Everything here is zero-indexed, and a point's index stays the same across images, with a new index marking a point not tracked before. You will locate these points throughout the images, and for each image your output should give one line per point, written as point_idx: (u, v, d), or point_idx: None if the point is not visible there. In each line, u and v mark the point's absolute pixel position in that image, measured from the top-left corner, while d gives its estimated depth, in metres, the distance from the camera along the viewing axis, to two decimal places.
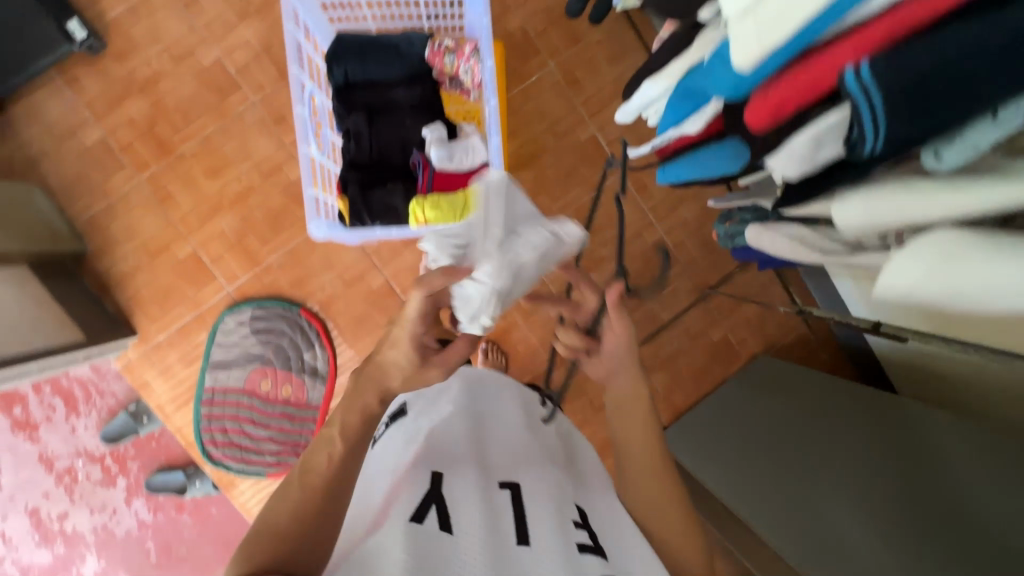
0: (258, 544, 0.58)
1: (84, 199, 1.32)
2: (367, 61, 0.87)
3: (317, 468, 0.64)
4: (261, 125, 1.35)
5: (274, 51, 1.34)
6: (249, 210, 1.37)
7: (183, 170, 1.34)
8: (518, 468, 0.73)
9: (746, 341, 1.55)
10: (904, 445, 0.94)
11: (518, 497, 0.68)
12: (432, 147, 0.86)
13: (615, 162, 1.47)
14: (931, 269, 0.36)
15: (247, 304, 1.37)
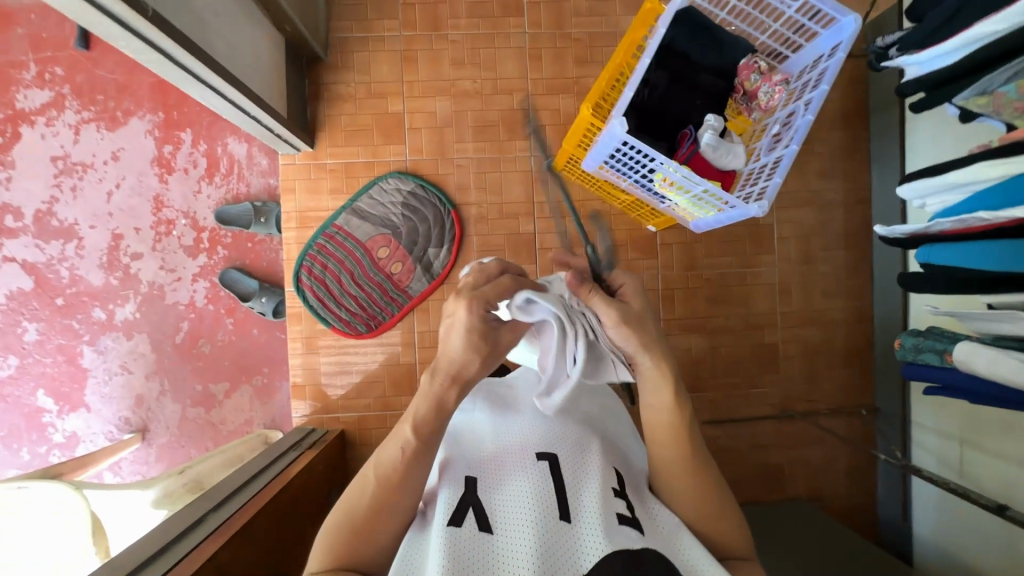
0: (342, 536, 0.72)
1: (350, 21, 1.45)
2: (694, 41, 0.97)
3: (388, 463, 0.74)
4: (519, 52, 1.48)
5: (566, 5, 1.48)
6: (465, 109, 1.47)
7: (437, 48, 1.46)
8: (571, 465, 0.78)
9: (795, 479, 1.53)
10: None
11: (569, 494, 0.74)
12: (707, 132, 0.93)
13: (775, 256, 1.53)
14: None
15: (414, 178, 1.45)
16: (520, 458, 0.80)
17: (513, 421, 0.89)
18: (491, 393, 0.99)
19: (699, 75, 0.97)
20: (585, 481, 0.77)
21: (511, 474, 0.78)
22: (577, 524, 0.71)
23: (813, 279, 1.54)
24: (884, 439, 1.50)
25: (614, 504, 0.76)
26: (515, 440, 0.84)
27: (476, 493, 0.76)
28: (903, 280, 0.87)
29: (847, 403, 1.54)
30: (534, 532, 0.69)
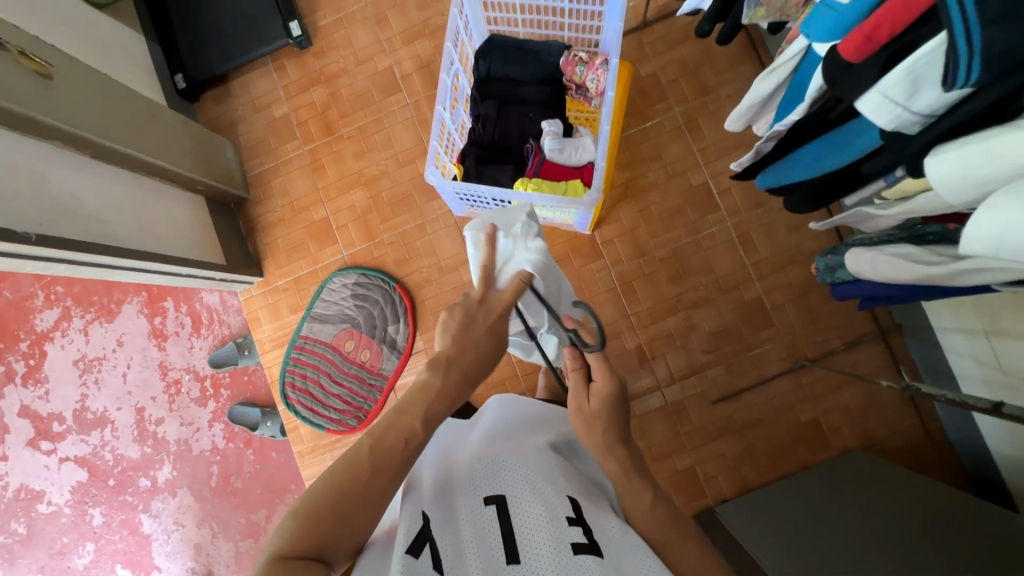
0: (318, 525, 0.60)
1: (259, 158, 1.60)
2: (509, 62, 0.99)
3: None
4: (407, 124, 1.56)
5: (434, 67, 1.56)
6: (378, 191, 1.56)
7: (337, 149, 1.58)
8: (536, 495, 0.70)
9: (839, 430, 1.38)
10: (981, 550, 0.87)
11: (533, 524, 0.66)
12: (547, 138, 0.95)
13: (722, 212, 1.45)
14: (966, 168, 0.41)
15: (353, 269, 1.53)
16: (467, 495, 0.71)
17: (473, 451, 0.81)
18: (450, 433, 0.91)
19: (521, 90, 0.99)
20: (543, 509, 0.68)
21: (467, 506, 0.69)
22: (532, 561, 0.62)
23: (773, 219, 1.44)
24: (918, 357, 1.32)
25: (570, 532, 0.65)
26: (472, 475, 0.75)
27: (432, 523, 0.65)
28: (789, 204, 0.80)
29: (864, 332, 1.39)
30: (475, 573, 0.60)
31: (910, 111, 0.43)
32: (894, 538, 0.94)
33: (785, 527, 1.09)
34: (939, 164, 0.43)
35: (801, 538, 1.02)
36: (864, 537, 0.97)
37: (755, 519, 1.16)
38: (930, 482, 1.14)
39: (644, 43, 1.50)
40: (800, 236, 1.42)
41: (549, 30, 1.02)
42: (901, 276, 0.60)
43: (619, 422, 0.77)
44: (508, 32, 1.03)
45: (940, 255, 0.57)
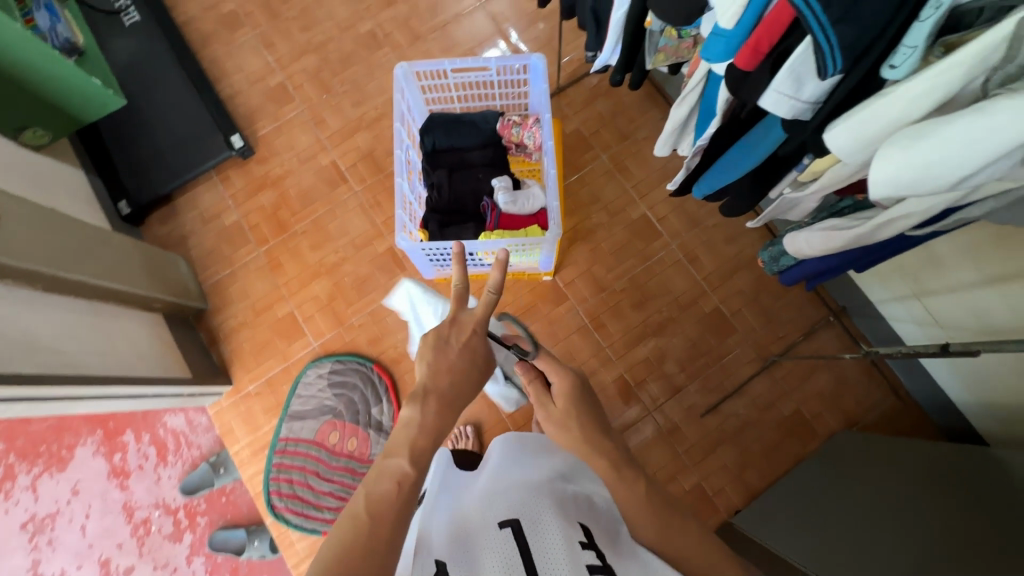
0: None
1: (214, 267, 1.60)
2: (450, 134, 1.09)
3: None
4: (359, 210, 1.63)
5: (376, 155, 1.67)
6: (340, 278, 1.58)
7: (293, 245, 1.61)
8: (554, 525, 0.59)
9: (822, 416, 1.45)
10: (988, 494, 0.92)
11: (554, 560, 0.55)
12: (499, 193, 1.03)
13: (665, 237, 1.58)
14: (848, 122, 0.52)
15: (327, 357, 1.51)
16: (461, 547, 0.59)
17: (463, 502, 0.67)
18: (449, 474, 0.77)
19: (467, 156, 1.08)
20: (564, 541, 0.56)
21: (475, 549, 0.57)
22: None
23: (711, 234, 1.57)
24: (868, 330, 1.44)
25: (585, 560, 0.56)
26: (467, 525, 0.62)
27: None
28: (726, 208, 0.90)
29: (816, 320, 1.50)
30: None
31: (801, 100, 0.53)
32: (910, 505, 0.98)
33: (812, 525, 1.10)
34: (834, 139, 0.53)
35: (830, 528, 1.04)
36: (886, 513, 1.00)
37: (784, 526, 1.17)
38: (923, 444, 1.15)
39: (562, 105, 1.68)
40: (738, 245, 1.55)
41: (482, 101, 1.13)
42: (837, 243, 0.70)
43: (585, 409, 0.83)
44: (445, 109, 1.14)
45: (859, 219, 0.67)
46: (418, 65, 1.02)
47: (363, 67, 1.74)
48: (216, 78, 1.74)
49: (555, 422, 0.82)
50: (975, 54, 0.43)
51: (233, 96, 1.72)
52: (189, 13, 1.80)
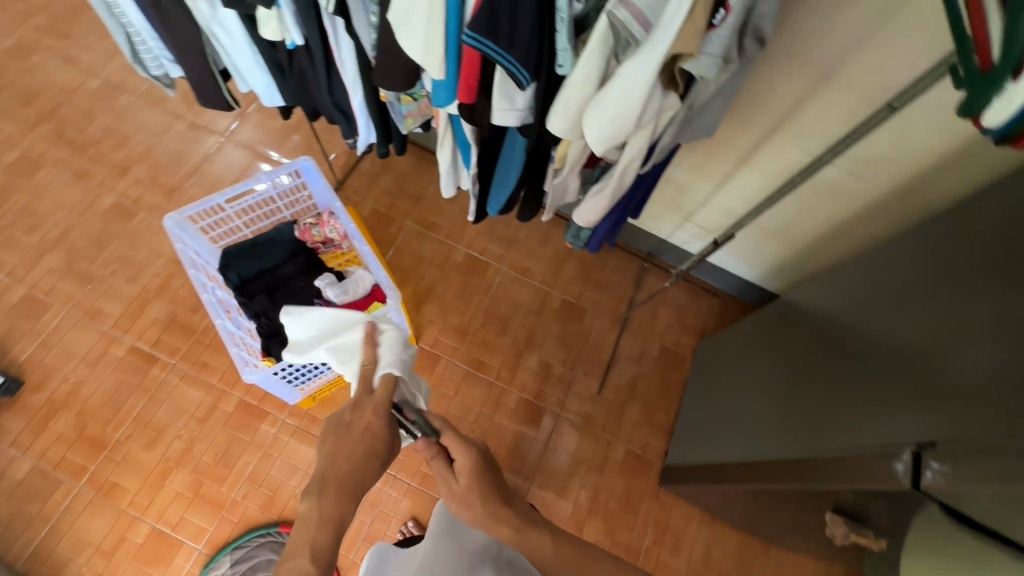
0: None
1: (25, 533, 1.28)
2: (253, 259, 1.07)
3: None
4: (186, 380, 1.46)
5: (181, 318, 1.52)
6: (197, 460, 1.39)
7: (122, 455, 1.37)
8: None
9: (680, 341, 1.70)
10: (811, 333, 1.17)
11: None
12: (328, 290, 1.05)
13: (494, 263, 1.72)
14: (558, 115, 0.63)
15: (222, 552, 1.30)
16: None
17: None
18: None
19: (279, 271, 1.08)
20: None
21: None
22: None
23: (528, 244, 1.76)
24: (673, 261, 1.74)
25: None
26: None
27: None
28: (523, 216, 1.04)
29: (637, 272, 1.76)
30: None
31: (519, 108, 0.64)
32: (779, 374, 1.21)
33: (733, 429, 1.28)
34: (556, 127, 0.64)
35: (747, 428, 1.22)
36: (774, 389, 1.21)
37: (714, 445, 1.33)
38: (751, 321, 1.44)
39: (349, 195, 1.75)
40: (552, 242, 1.77)
41: (271, 219, 1.14)
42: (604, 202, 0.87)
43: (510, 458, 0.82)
44: (236, 239, 1.12)
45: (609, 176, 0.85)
46: (186, 210, 1.00)
47: (124, 240, 1.59)
48: None
49: (452, 500, 0.76)
50: (607, 30, 0.55)
51: None
52: None
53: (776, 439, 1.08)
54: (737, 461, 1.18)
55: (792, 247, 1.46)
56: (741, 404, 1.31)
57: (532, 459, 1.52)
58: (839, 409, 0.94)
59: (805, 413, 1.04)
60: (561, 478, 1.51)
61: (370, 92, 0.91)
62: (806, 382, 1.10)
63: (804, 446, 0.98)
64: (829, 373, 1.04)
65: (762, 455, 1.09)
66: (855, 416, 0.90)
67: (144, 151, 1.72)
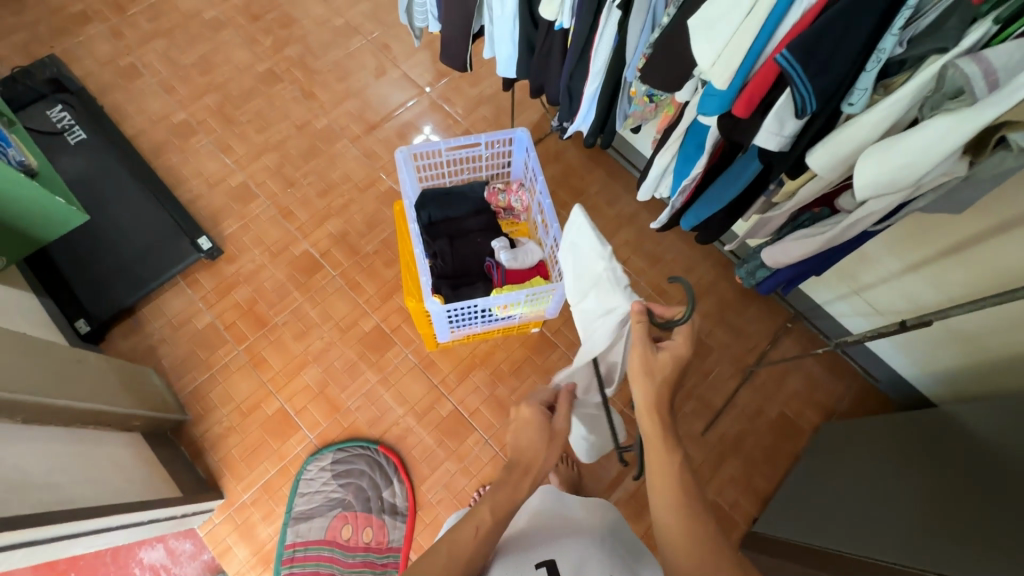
0: None
1: (190, 373, 1.52)
2: (445, 206, 1.18)
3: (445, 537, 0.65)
4: (339, 292, 1.64)
5: (349, 238, 1.71)
6: (330, 363, 1.56)
7: (275, 337, 1.58)
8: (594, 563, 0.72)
9: (803, 413, 1.59)
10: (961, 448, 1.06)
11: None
12: (501, 253, 1.12)
13: (633, 276, 1.72)
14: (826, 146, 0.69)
15: (328, 447, 1.46)
16: (518, 565, 0.72)
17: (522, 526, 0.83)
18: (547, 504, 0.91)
19: (463, 223, 1.18)
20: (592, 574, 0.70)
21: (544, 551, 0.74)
22: None
23: (671, 267, 1.74)
24: (822, 330, 1.62)
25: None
26: (525, 547, 0.76)
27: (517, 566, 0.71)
28: (702, 238, 1.05)
29: (776, 329, 1.67)
30: None
31: (782, 135, 0.70)
32: (905, 477, 1.11)
33: (831, 514, 1.19)
34: (818, 157, 0.71)
35: (851, 520, 1.13)
36: (894, 490, 1.11)
37: (803, 525, 1.25)
38: (890, 420, 1.29)
39: None
40: (697, 272, 1.73)
41: (469, 174, 1.24)
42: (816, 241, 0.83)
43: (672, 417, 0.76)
44: (435, 184, 1.23)
45: (828, 224, 0.82)
46: (415, 147, 1.11)
47: (324, 159, 1.82)
48: (172, 185, 1.75)
49: (640, 370, 0.77)
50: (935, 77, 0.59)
51: (194, 200, 1.73)
52: (138, 127, 1.83)
53: (889, 540, 0.99)
54: (829, 547, 1.11)
55: (970, 355, 1.30)
56: (847, 491, 1.22)
57: (616, 474, 1.51)
58: (985, 540, 0.85)
59: (934, 531, 0.94)
60: (639, 503, 1.48)
61: (607, 85, 0.98)
62: (943, 496, 0.99)
63: (925, 561, 0.90)
64: (978, 495, 0.94)
65: (865, 551, 1.01)
66: (1004, 551, 0.80)
67: (359, 89, 1.94)
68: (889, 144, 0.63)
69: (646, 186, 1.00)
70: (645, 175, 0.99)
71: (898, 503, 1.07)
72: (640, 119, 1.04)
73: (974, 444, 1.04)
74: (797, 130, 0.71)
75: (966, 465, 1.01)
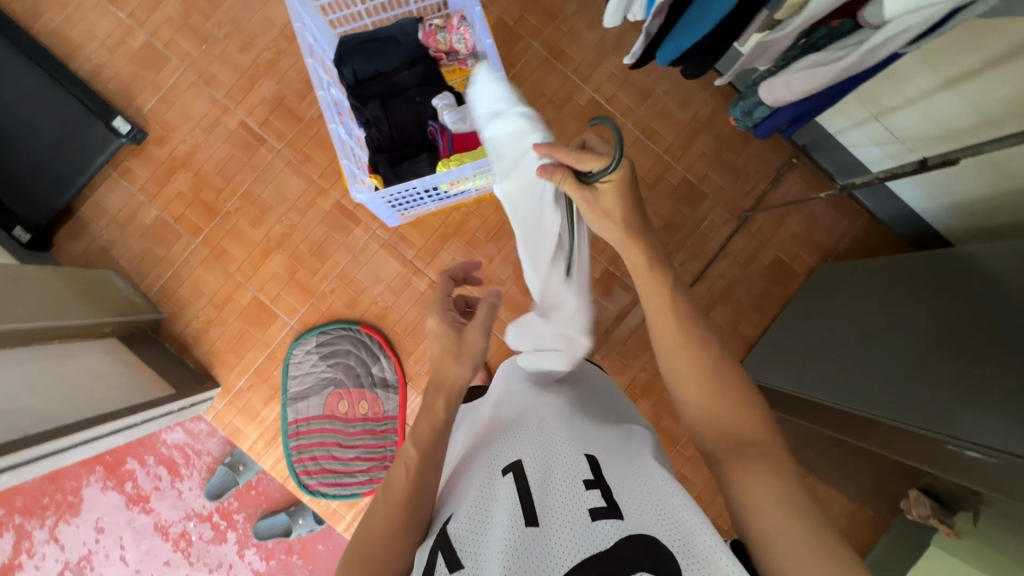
0: None
1: (153, 272, 1.46)
2: (372, 58, 0.95)
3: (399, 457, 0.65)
4: (290, 169, 1.47)
5: (288, 103, 1.47)
6: (295, 247, 1.47)
7: (231, 226, 1.46)
8: (565, 447, 0.65)
9: (800, 256, 1.50)
10: (959, 285, 0.98)
11: (555, 472, 0.62)
12: (445, 114, 0.93)
13: (619, 117, 1.49)
14: None
15: (310, 332, 1.45)
16: (485, 468, 0.65)
17: (485, 424, 0.76)
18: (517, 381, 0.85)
19: (396, 79, 0.96)
20: (561, 462, 0.63)
21: (511, 448, 0.67)
22: (551, 512, 0.57)
23: (663, 103, 1.50)
24: (829, 163, 1.44)
25: (590, 498, 0.57)
26: (490, 448, 0.69)
27: (481, 473, 0.64)
28: (688, 72, 0.84)
29: (779, 166, 1.49)
30: (499, 511, 0.57)
31: None
32: (898, 321, 1.06)
33: (821, 361, 1.19)
34: None
35: (840, 368, 1.12)
36: (882, 334, 1.08)
37: (794, 370, 1.26)
38: (893, 258, 1.18)
39: None
40: (693, 107, 1.49)
41: (395, 10, 0.99)
42: (829, 70, 0.64)
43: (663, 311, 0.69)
44: (356, 29, 0.99)
45: (845, 47, 0.63)
46: None
47: (236, 1, 1.47)
48: (66, 55, 1.46)
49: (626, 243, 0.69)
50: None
51: (97, 71, 1.46)
52: None
53: (877, 392, 1.00)
54: (821, 399, 1.13)
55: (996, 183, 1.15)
56: (838, 337, 1.19)
57: (602, 332, 1.50)
58: (967, 396, 0.85)
59: (915, 384, 0.94)
60: (626, 355, 1.50)
61: None
62: (935, 342, 0.95)
63: (918, 419, 0.90)
64: (974, 341, 0.89)
65: (855, 404, 1.03)
66: (991, 412, 0.80)
67: None
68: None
69: (613, 8, 0.78)
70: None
71: (885, 351, 1.04)
72: None
73: (978, 280, 0.96)
74: None
75: (964, 308, 0.94)
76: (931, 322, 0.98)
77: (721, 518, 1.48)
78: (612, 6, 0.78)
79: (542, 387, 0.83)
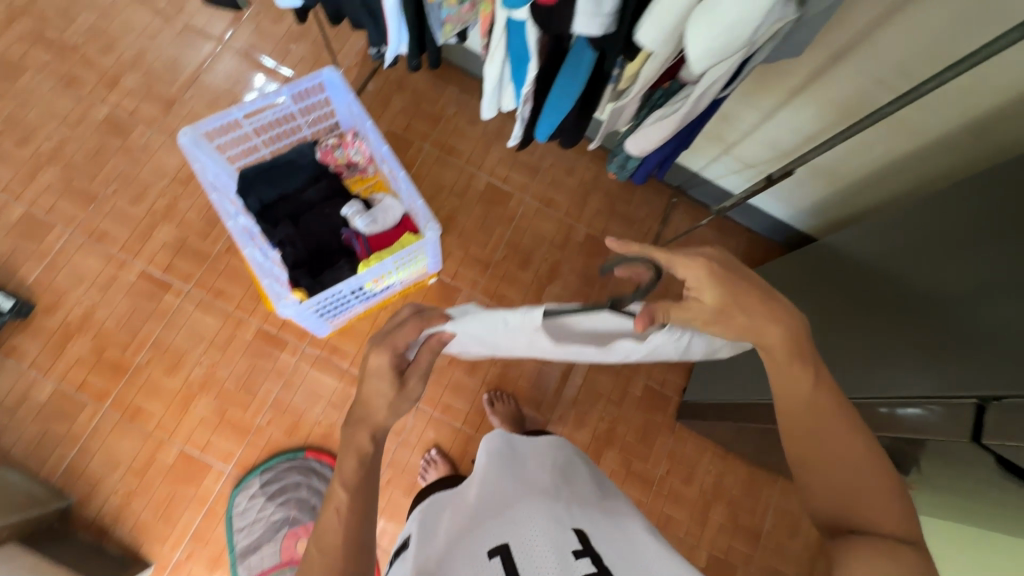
0: None
1: (55, 453, 1.30)
2: (275, 183, 1.00)
3: None
4: (203, 307, 1.42)
5: (192, 243, 1.45)
6: (220, 385, 1.38)
7: (144, 380, 1.36)
8: (553, 519, 0.67)
9: None
10: (844, 270, 1.12)
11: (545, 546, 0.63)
12: (356, 220, 0.98)
13: (517, 194, 1.63)
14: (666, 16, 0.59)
15: (251, 473, 1.33)
16: (471, 550, 0.65)
17: (467, 502, 0.76)
18: (494, 448, 0.86)
19: (302, 196, 1.01)
20: (550, 535, 0.64)
21: (497, 524, 0.67)
22: None
23: (552, 174, 1.66)
24: (703, 195, 1.65)
25: (580, 569, 0.60)
26: (472, 528, 0.69)
27: (467, 554, 0.64)
28: (564, 142, 0.96)
29: (664, 206, 1.68)
30: None
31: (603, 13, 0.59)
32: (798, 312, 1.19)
33: None
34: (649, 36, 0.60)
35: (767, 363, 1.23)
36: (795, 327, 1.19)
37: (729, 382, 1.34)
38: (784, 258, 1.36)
39: None
40: (578, 172, 1.67)
41: (289, 137, 1.05)
42: (676, 118, 0.77)
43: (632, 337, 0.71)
44: (254, 159, 1.03)
45: (678, 101, 0.77)
46: (204, 124, 0.89)
47: (123, 157, 1.48)
48: None
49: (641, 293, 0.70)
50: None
51: None
52: None
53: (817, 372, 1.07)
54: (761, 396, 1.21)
55: (832, 186, 1.39)
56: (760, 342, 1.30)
57: (553, 392, 1.52)
58: (880, 356, 0.94)
59: (834, 360, 1.04)
60: (581, 409, 1.52)
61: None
62: (835, 322, 1.08)
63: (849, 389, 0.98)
64: (868, 310, 1.00)
65: None
66: (905, 367, 0.89)
67: (135, 57, 1.54)
68: (713, 7, 0.56)
69: (488, 102, 0.88)
70: (483, 92, 0.86)
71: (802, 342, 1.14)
72: (459, 21, 0.87)
73: (851, 262, 1.11)
74: (615, 8, 0.60)
75: (857, 284, 1.07)
76: (831, 304, 1.11)
77: (714, 547, 1.48)
78: (487, 101, 0.88)
79: (521, 455, 0.84)
